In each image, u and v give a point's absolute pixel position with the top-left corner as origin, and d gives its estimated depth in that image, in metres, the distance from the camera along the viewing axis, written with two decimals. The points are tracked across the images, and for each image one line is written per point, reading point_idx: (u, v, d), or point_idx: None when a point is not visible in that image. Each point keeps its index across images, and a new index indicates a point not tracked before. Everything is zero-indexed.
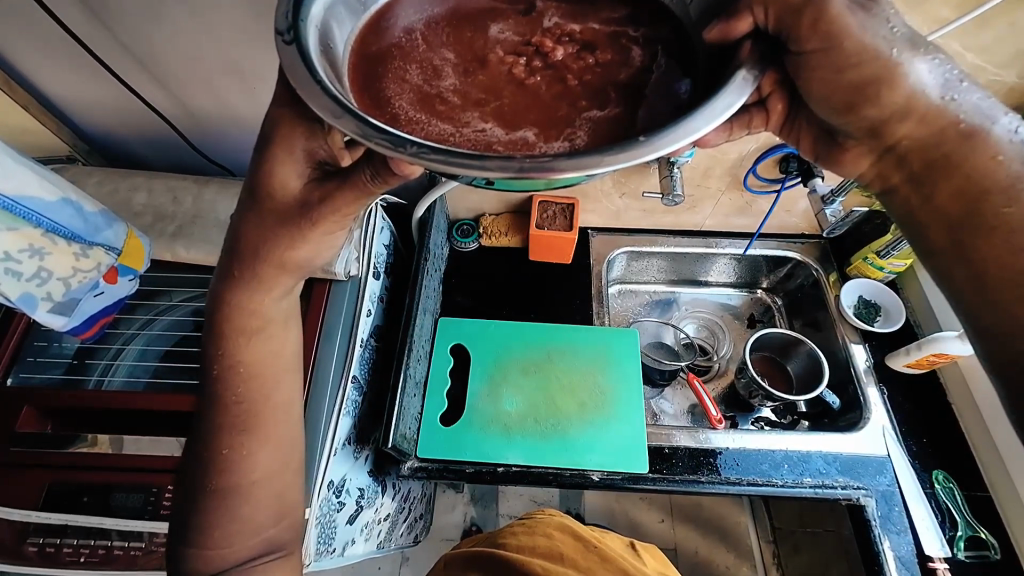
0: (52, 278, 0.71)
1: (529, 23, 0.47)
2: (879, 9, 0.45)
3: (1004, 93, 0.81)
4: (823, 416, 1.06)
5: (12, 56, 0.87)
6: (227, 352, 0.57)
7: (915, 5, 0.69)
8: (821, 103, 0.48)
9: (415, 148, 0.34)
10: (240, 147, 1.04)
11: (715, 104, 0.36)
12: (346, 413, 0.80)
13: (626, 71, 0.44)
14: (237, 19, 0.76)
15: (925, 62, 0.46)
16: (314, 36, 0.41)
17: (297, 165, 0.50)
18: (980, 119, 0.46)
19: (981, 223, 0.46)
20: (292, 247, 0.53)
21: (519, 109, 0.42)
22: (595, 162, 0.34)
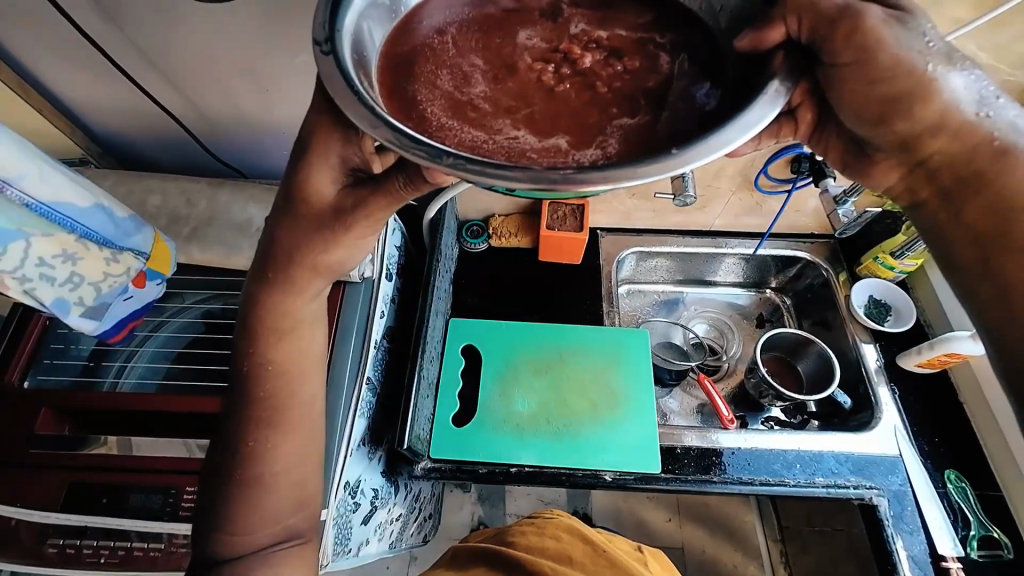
0: (84, 282, 0.70)
1: (555, 30, 0.47)
2: (913, 21, 0.46)
3: (1018, 93, 0.81)
4: (833, 416, 1.06)
5: (28, 59, 0.87)
6: (253, 354, 0.58)
7: (933, 5, 0.69)
8: (851, 113, 0.49)
9: (451, 159, 0.35)
10: (253, 149, 1.04)
11: (743, 118, 0.36)
12: (360, 415, 0.81)
13: (654, 78, 0.44)
14: (254, 23, 0.77)
15: (960, 77, 0.46)
16: (348, 44, 0.41)
17: (332, 171, 0.51)
18: (1014, 136, 0.46)
19: (1009, 234, 0.46)
20: (325, 251, 0.54)
21: (548, 116, 0.42)
22: (628, 174, 0.35)
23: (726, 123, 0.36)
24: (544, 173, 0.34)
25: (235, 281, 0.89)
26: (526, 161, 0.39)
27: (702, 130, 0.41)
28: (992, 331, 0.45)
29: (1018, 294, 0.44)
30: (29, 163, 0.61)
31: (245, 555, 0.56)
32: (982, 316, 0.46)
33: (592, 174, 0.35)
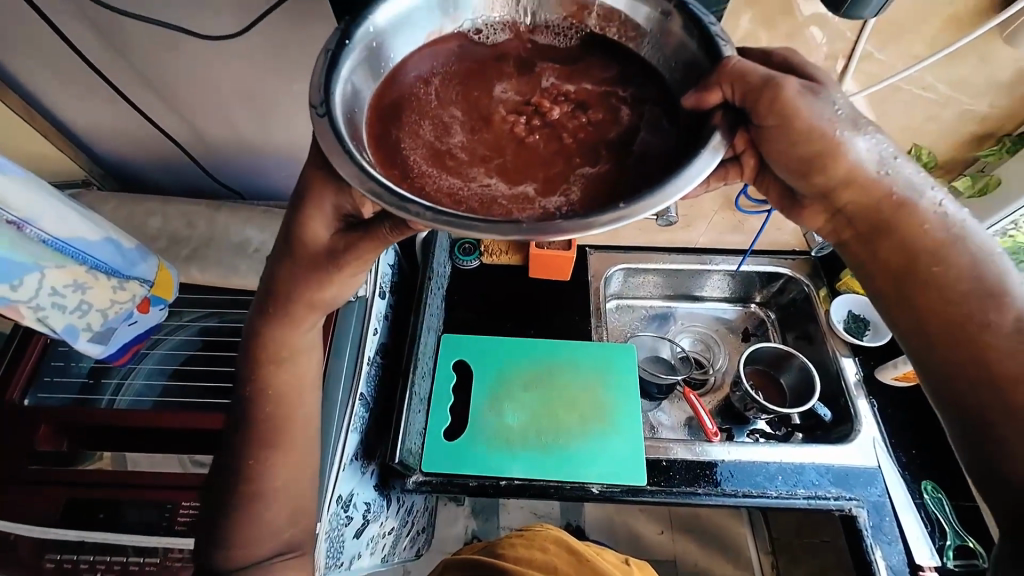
0: (92, 309, 0.73)
1: (527, 82, 0.52)
2: (824, 92, 0.50)
3: (977, 122, 0.85)
4: (816, 428, 1.09)
5: (37, 87, 0.91)
6: (253, 376, 0.61)
7: (891, 42, 0.75)
8: (780, 162, 0.52)
9: (430, 213, 0.40)
10: (251, 171, 1.07)
11: (689, 171, 0.41)
12: (353, 429, 0.84)
13: (615, 130, 0.49)
14: (256, 55, 0.82)
15: (863, 140, 0.50)
16: (341, 101, 0.46)
17: (326, 219, 0.55)
18: (910, 192, 0.50)
19: (916, 276, 0.49)
20: (321, 288, 0.57)
21: (517, 165, 0.47)
22: (587, 225, 0.39)
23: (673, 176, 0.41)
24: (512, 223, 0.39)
25: (232, 300, 0.91)
26: (497, 208, 0.44)
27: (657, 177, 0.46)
28: (920, 356, 0.50)
29: (933, 324, 0.48)
30: (45, 203, 0.64)
31: (243, 567, 0.58)
32: (909, 343, 0.50)
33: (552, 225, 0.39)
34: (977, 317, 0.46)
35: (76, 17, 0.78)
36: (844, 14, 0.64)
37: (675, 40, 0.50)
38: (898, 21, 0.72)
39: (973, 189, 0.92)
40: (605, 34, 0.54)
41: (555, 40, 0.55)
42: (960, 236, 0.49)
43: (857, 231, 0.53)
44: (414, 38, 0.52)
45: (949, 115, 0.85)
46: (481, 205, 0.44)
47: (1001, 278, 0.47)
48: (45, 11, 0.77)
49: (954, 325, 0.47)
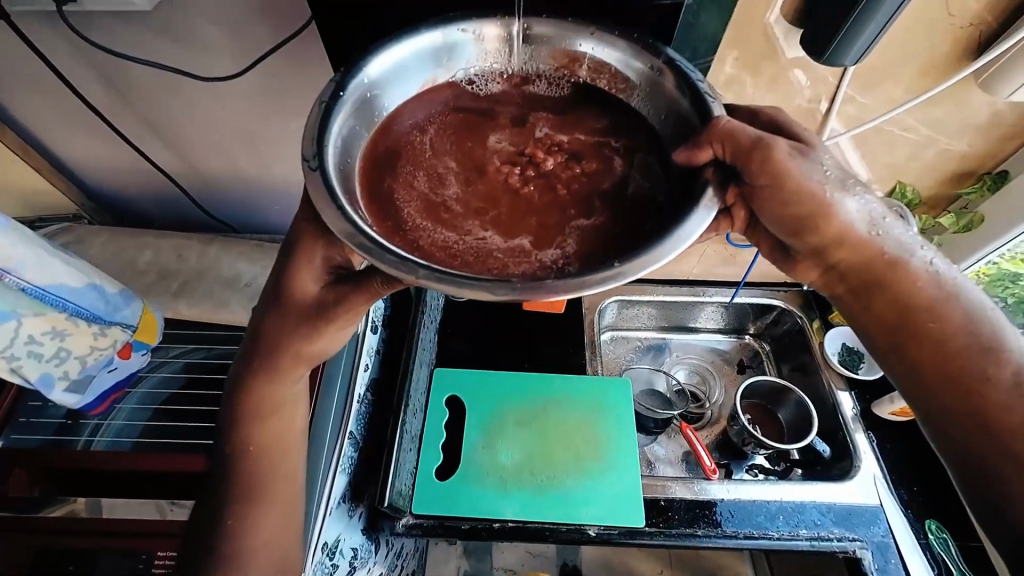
0: (70, 357, 0.71)
1: (520, 133, 0.57)
2: (813, 152, 0.52)
3: (956, 160, 0.88)
4: (815, 463, 1.06)
5: (33, 123, 0.91)
6: (240, 422, 0.59)
7: (871, 86, 0.77)
8: (769, 218, 0.53)
9: (424, 272, 0.42)
10: (243, 207, 1.06)
11: (682, 230, 0.45)
12: (341, 471, 0.82)
13: (609, 180, 0.54)
14: (254, 95, 0.83)
15: (853, 202, 0.52)
16: (334, 151, 0.49)
17: (314, 274, 0.56)
18: (901, 251, 0.52)
19: (913, 328, 0.51)
20: (309, 343, 0.56)
21: (510, 218, 0.52)
22: (581, 284, 0.42)
23: (668, 236, 0.45)
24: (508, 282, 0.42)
25: (220, 336, 0.89)
26: (493, 261, 0.49)
27: (654, 231, 0.50)
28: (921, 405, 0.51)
29: (931, 375, 0.50)
30: (26, 253, 0.64)
31: None
32: (909, 393, 0.52)
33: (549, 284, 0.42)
34: (976, 369, 0.48)
35: (77, 57, 0.79)
36: (825, 61, 0.67)
37: (663, 94, 0.54)
38: (877, 67, 0.75)
39: (958, 225, 0.93)
40: (596, 85, 0.58)
41: (549, 89, 0.59)
42: (952, 292, 0.51)
43: (850, 285, 0.54)
44: (405, 88, 0.56)
45: (930, 154, 0.87)
46: (478, 258, 0.49)
47: (997, 334, 0.49)
48: (45, 52, 0.78)
49: (953, 375, 0.49)
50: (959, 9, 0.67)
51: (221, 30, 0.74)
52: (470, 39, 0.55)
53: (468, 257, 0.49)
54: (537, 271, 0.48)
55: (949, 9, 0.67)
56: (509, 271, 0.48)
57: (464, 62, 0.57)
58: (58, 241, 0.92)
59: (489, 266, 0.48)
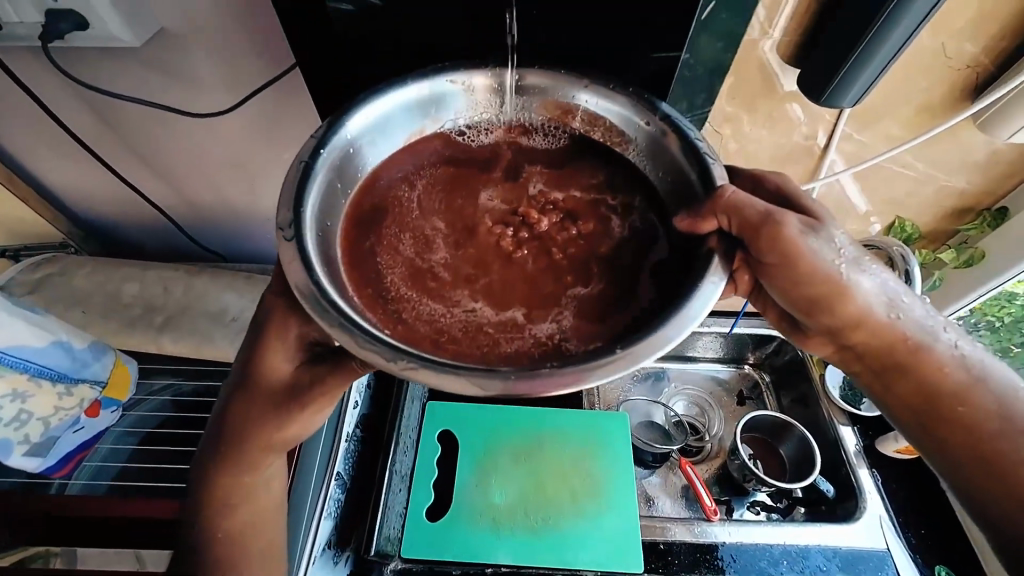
0: (32, 419, 0.69)
1: (513, 190, 0.60)
2: (823, 228, 0.53)
3: (954, 197, 0.87)
4: (818, 503, 1.01)
5: (20, 152, 0.89)
6: (212, 481, 0.55)
7: (869, 125, 0.77)
8: (788, 298, 0.55)
9: (407, 361, 0.43)
10: (233, 235, 1.04)
11: (686, 310, 0.45)
12: (327, 515, 0.79)
13: (607, 243, 0.57)
14: (247, 129, 0.83)
15: (869, 283, 0.53)
16: (313, 209, 0.51)
17: (286, 351, 0.55)
18: (924, 335, 0.53)
19: (941, 412, 0.52)
20: (283, 429, 0.55)
21: (501, 287, 0.54)
22: (586, 375, 0.43)
23: (671, 319, 0.45)
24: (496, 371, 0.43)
25: (202, 370, 0.87)
26: (483, 335, 0.50)
27: (657, 304, 0.51)
28: (959, 485, 0.52)
29: (965, 458, 0.51)
30: None
31: None
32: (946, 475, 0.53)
33: (538, 372, 0.43)
34: (1013, 456, 0.49)
35: (65, 90, 0.78)
36: (824, 102, 0.66)
37: (657, 148, 0.57)
38: (874, 106, 0.74)
39: (958, 261, 0.93)
40: (590, 136, 0.61)
41: (544, 141, 0.62)
42: (980, 375, 0.52)
43: (870, 365, 0.56)
44: (389, 138, 0.58)
45: (928, 190, 0.86)
46: (469, 332, 0.50)
47: None
48: (32, 85, 0.77)
49: (989, 457, 0.50)
50: (955, 52, 0.67)
51: (214, 65, 0.74)
52: (460, 89, 0.58)
53: (456, 330, 0.50)
54: (531, 347, 0.49)
55: (946, 52, 0.67)
56: (500, 348, 0.49)
57: (452, 112, 0.60)
58: (40, 272, 0.89)
59: (478, 343, 0.50)
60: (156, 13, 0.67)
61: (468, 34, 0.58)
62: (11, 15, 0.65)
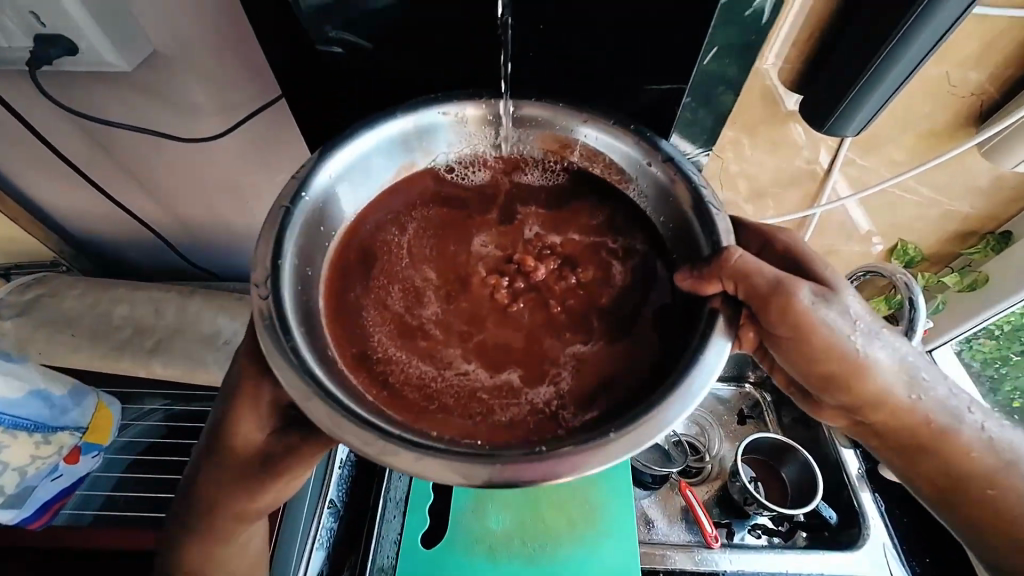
0: (8, 468, 0.74)
1: (508, 235, 0.61)
2: (836, 298, 0.52)
3: (958, 221, 0.86)
4: (821, 530, 0.97)
5: (9, 170, 0.87)
6: (197, 522, 0.53)
7: (872, 150, 0.76)
8: (801, 373, 0.54)
9: (386, 440, 0.44)
10: (226, 252, 1.02)
11: (691, 386, 0.46)
12: (319, 546, 0.78)
13: (609, 293, 0.57)
14: (242, 151, 0.82)
15: (887, 362, 0.52)
16: (292, 257, 0.52)
17: (262, 419, 0.53)
18: (949, 418, 0.53)
19: (967, 492, 0.53)
20: (251, 500, 0.53)
21: (495, 346, 0.54)
22: (587, 463, 0.43)
23: (671, 395, 0.45)
24: (485, 457, 0.43)
25: (192, 394, 0.90)
26: (477, 401, 0.51)
27: (656, 370, 0.51)
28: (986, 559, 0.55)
29: (992, 534, 0.53)
30: None
31: None
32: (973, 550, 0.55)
33: (528, 457, 0.43)
34: None
35: (55, 112, 0.77)
36: (828, 130, 0.65)
37: (658, 185, 0.57)
38: (878, 132, 0.73)
39: (962, 285, 0.93)
40: (588, 170, 0.62)
41: (543, 175, 0.63)
42: (1006, 458, 0.53)
43: (888, 442, 0.56)
44: (372, 176, 0.60)
45: (932, 214, 0.85)
46: (462, 399, 0.51)
47: None
48: (20, 107, 0.76)
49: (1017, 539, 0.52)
50: (959, 79, 0.67)
51: (207, 88, 0.73)
52: (451, 121, 0.59)
53: (448, 396, 0.51)
54: (527, 415, 0.50)
55: (951, 79, 0.67)
56: (494, 416, 0.50)
57: (444, 145, 0.61)
58: (30, 293, 0.87)
59: (471, 410, 0.50)
60: (147, 36, 0.66)
61: (465, 63, 0.58)
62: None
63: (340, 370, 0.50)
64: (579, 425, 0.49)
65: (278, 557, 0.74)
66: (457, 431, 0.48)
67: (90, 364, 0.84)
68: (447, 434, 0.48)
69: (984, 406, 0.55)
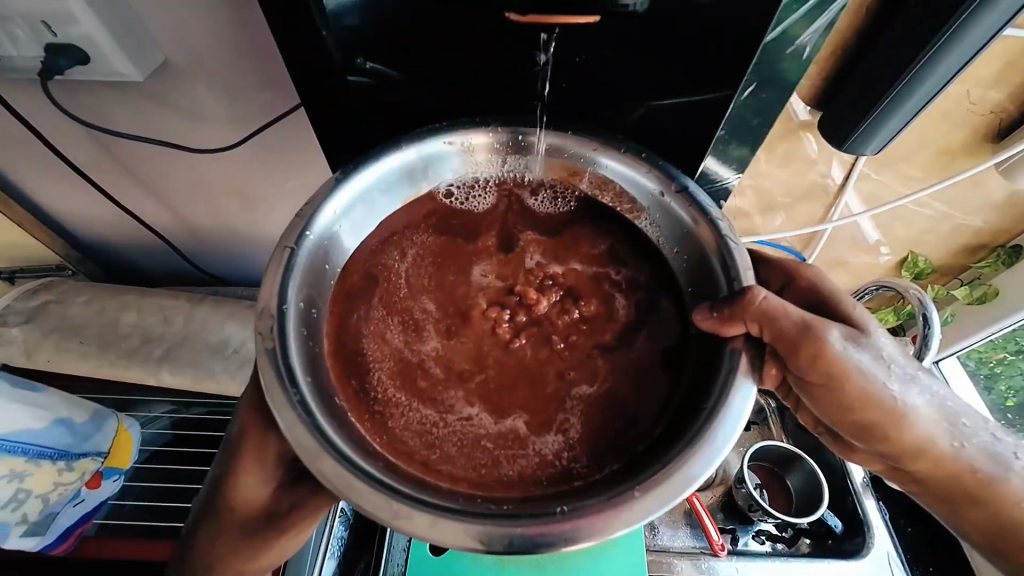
0: (30, 497, 0.72)
1: (508, 264, 0.62)
2: (868, 341, 0.53)
3: (970, 235, 0.86)
4: (824, 537, 0.93)
5: (14, 175, 0.86)
6: (205, 549, 0.52)
7: (886, 166, 0.76)
8: (835, 421, 0.55)
9: (398, 502, 0.44)
10: (234, 257, 1.01)
11: (716, 442, 0.46)
12: (331, 554, 0.76)
13: (611, 325, 0.58)
14: (253, 159, 0.81)
15: (928, 412, 0.53)
16: (297, 299, 0.52)
17: (260, 477, 0.53)
18: (995, 467, 0.54)
19: (1015, 537, 0.55)
20: (255, 557, 0.52)
21: (498, 388, 0.54)
22: (609, 529, 0.43)
23: (693, 454, 0.46)
24: (501, 520, 0.44)
25: (195, 400, 0.90)
26: (481, 450, 0.51)
27: (670, 420, 0.52)
28: None
29: None
30: None
31: None
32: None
33: (546, 519, 0.44)
34: None
35: (61, 119, 0.76)
36: (847, 148, 0.65)
37: (671, 216, 0.58)
38: (896, 149, 0.73)
39: (971, 297, 0.93)
40: (598, 198, 0.63)
41: (551, 203, 0.64)
42: None
43: (928, 488, 0.57)
44: (375, 210, 0.60)
45: (944, 228, 0.85)
46: (466, 447, 0.51)
47: None
48: (26, 113, 0.75)
49: None
50: (979, 97, 0.66)
51: (219, 97, 0.72)
52: (456, 150, 0.60)
53: (452, 444, 0.51)
54: (536, 468, 0.50)
55: (970, 98, 0.66)
56: (500, 468, 0.50)
57: (448, 171, 0.62)
58: (37, 299, 0.87)
59: (476, 460, 0.50)
60: (157, 43, 0.65)
61: (481, 86, 0.58)
62: (8, 48, 0.63)
63: (343, 417, 0.50)
64: (593, 479, 0.49)
65: None
66: (461, 484, 0.49)
67: (98, 373, 0.83)
68: (459, 489, 0.48)
69: None
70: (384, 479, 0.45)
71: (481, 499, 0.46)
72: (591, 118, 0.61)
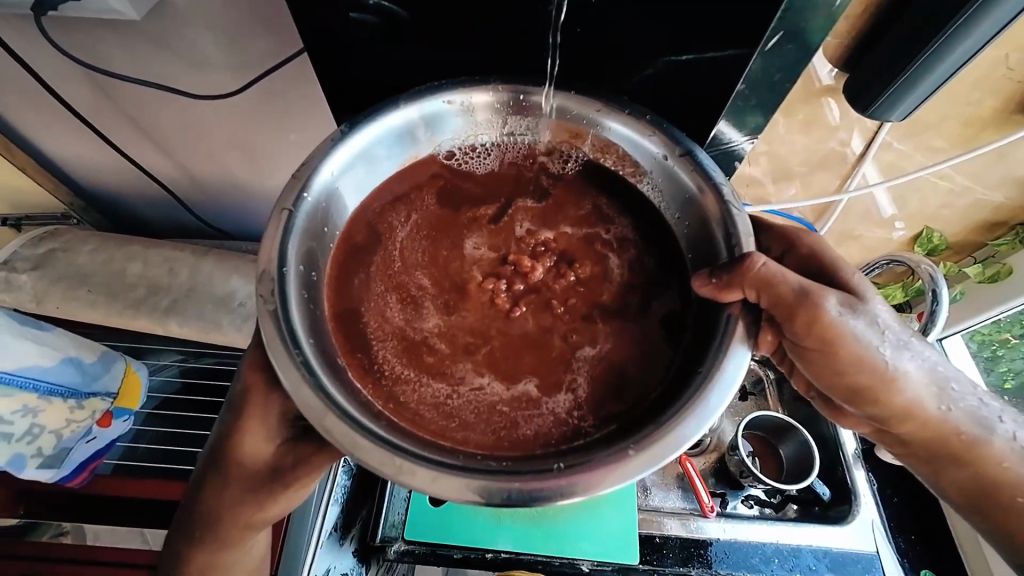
0: (44, 431, 0.77)
1: (499, 233, 0.61)
2: (864, 308, 0.53)
3: (990, 210, 0.84)
4: (812, 505, 0.94)
5: (14, 120, 0.84)
6: (211, 487, 0.54)
7: (910, 134, 0.73)
8: (827, 383, 0.55)
9: (403, 459, 0.45)
10: (238, 211, 1.00)
11: (706, 404, 0.46)
12: (335, 501, 0.77)
13: (606, 287, 0.58)
14: (255, 109, 0.79)
15: (920, 378, 0.53)
16: (296, 262, 0.52)
17: (264, 430, 0.54)
18: (980, 430, 0.55)
19: (999, 501, 0.55)
20: (259, 504, 0.55)
21: (505, 357, 0.54)
22: (603, 483, 0.45)
23: (686, 414, 0.46)
24: (502, 476, 0.45)
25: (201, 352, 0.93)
26: (497, 414, 0.52)
27: (669, 382, 0.52)
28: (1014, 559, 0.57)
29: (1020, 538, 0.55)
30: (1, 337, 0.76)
31: None
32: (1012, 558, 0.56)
33: (544, 475, 0.45)
34: None
35: (57, 61, 0.74)
36: (871, 114, 0.62)
37: (674, 182, 0.57)
38: (923, 117, 0.70)
39: (984, 276, 0.92)
40: (600, 162, 0.62)
41: (563, 168, 0.63)
42: None
43: (918, 452, 0.57)
44: (375, 170, 0.59)
45: (962, 203, 0.83)
46: (482, 413, 0.52)
47: None
48: (23, 54, 0.73)
49: None
50: (1017, 62, 0.63)
51: (219, 41, 0.69)
52: (456, 110, 0.59)
53: (467, 412, 0.52)
54: (551, 426, 0.51)
55: (1008, 62, 0.63)
56: (519, 429, 0.51)
57: (449, 132, 0.61)
58: (43, 246, 0.88)
59: (494, 424, 0.51)
60: None
61: (487, 37, 0.56)
62: None
63: (347, 379, 0.51)
64: (599, 437, 0.50)
65: (288, 549, 0.73)
66: (477, 446, 0.49)
67: (107, 321, 0.85)
68: (464, 449, 0.49)
69: (1012, 411, 0.57)
70: (389, 439, 0.46)
71: (481, 457, 0.48)
72: (598, 80, 0.59)
